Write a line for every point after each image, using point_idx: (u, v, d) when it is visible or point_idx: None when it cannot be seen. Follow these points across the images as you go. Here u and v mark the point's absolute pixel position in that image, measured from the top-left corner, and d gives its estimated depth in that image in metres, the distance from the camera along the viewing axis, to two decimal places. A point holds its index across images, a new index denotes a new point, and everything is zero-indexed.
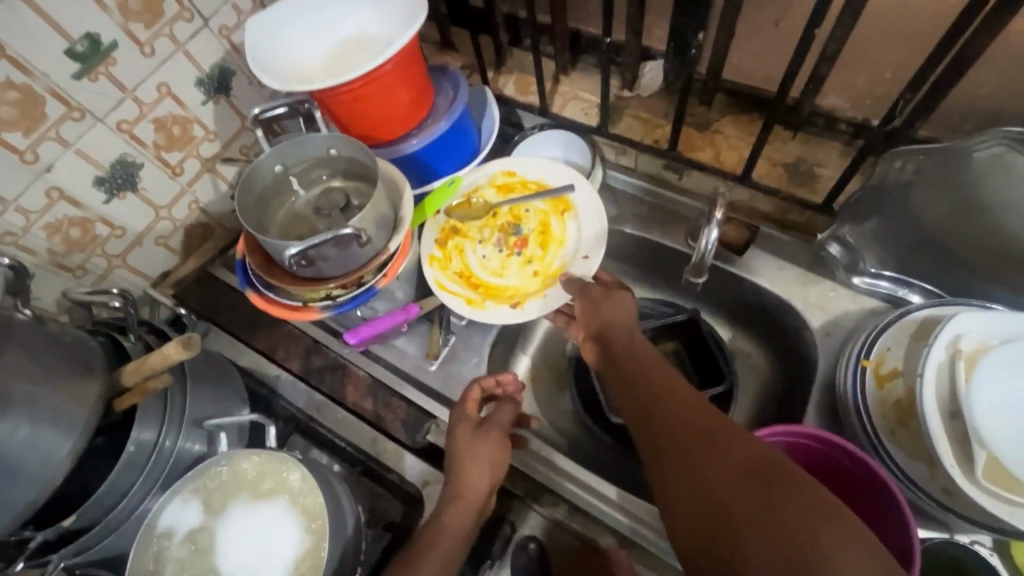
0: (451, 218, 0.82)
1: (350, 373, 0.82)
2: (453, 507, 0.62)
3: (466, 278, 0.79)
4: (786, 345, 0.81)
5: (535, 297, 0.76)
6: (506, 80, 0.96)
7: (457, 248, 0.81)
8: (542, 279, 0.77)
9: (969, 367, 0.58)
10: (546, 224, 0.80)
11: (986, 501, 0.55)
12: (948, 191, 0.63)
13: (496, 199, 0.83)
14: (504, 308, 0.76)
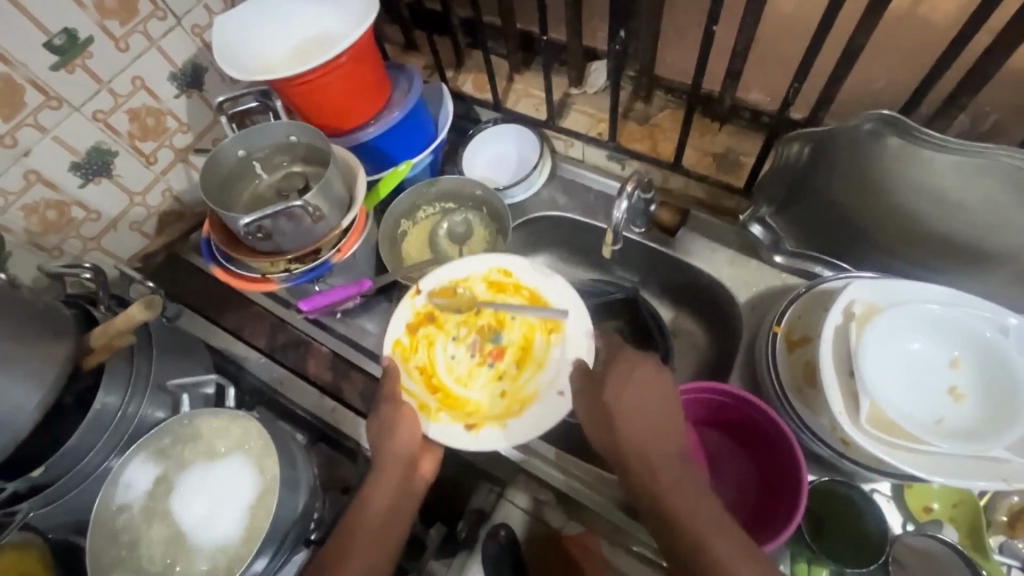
0: (430, 304, 0.80)
1: (313, 348, 0.88)
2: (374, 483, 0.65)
3: (428, 377, 0.77)
4: (718, 320, 0.88)
5: (493, 427, 0.72)
6: (464, 78, 1.03)
7: (427, 341, 0.79)
8: (508, 405, 0.74)
9: (857, 327, 0.65)
10: (528, 341, 0.77)
11: (873, 447, 0.60)
12: (842, 173, 0.70)
13: (483, 295, 0.81)
14: (457, 428, 0.72)
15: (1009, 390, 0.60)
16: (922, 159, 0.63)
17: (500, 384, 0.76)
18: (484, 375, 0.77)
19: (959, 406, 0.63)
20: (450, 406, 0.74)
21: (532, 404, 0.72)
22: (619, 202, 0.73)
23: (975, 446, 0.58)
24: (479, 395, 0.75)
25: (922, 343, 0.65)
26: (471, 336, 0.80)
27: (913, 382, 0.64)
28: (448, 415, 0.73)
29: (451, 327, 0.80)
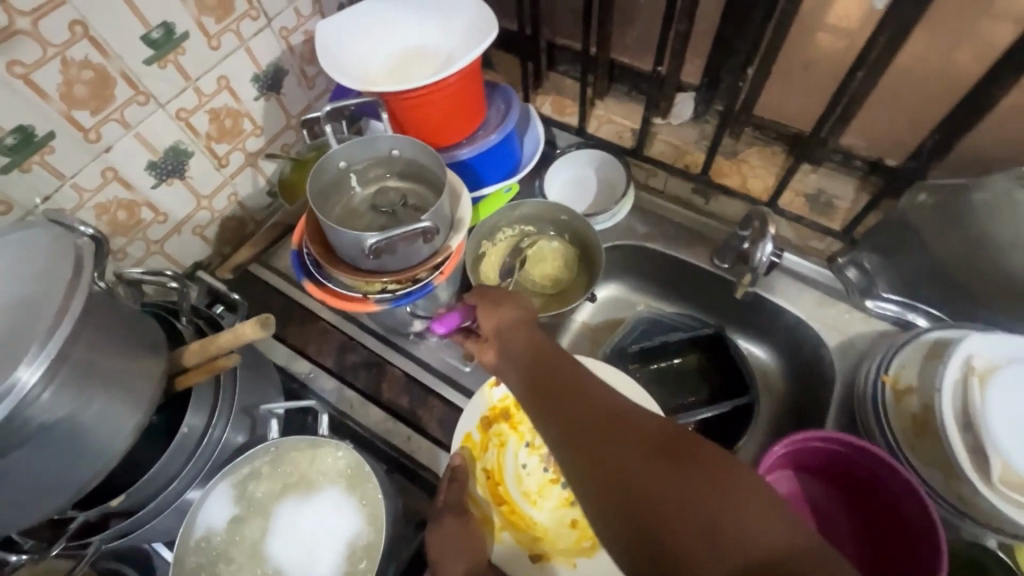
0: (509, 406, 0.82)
1: (386, 370, 0.83)
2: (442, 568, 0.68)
3: (495, 484, 0.81)
4: (799, 362, 0.87)
5: (559, 559, 0.75)
6: (543, 100, 1.02)
7: (499, 445, 0.82)
8: (576, 535, 0.77)
9: (985, 385, 0.63)
10: None
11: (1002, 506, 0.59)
12: (959, 226, 0.70)
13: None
14: (524, 554, 0.75)
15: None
16: None
17: (571, 509, 0.80)
18: (555, 498, 0.81)
19: None
20: (516, 525, 0.78)
21: (601, 543, 0.76)
22: (766, 244, 0.72)
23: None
24: (545, 518, 0.80)
25: None
26: (546, 448, 0.83)
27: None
28: (512, 534, 0.77)
29: (526, 432, 0.83)
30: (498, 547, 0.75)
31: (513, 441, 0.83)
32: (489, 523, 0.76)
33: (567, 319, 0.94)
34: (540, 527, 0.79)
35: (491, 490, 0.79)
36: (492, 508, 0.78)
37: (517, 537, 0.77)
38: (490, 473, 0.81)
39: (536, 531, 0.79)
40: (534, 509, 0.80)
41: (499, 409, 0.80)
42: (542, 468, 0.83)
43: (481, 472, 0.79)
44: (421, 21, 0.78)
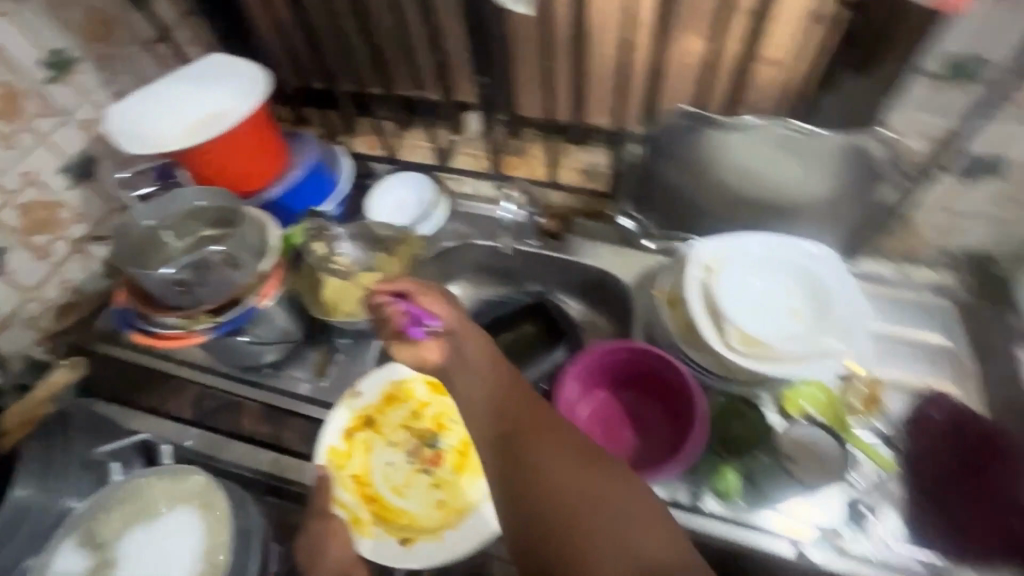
0: (367, 411, 0.86)
1: (243, 406, 0.88)
2: None
3: (362, 485, 0.82)
4: (613, 306, 1.01)
5: (429, 537, 0.77)
6: (357, 141, 1.15)
7: (364, 447, 0.84)
8: (443, 515, 0.79)
9: (714, 273, 0.81)
10: (468, 446, 0.85)
11: (740, 360, 0.74)
12: (675, 166, 0.89)
13: (424, 401, 0.88)
14: (393, 544, 0.77)
15: (827, 298, 0.78)
16: (725, 144, 0.84)
17: (436, 492, 0.81)
18: (422, 485, 0.82)
19: (799, 321, 0.78)
20: (385, 518, 0.79)
21: (465, 517, 0.78)
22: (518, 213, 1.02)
23: (808, 341, 0.75)
24: (414, 506, 0.81)
25: (769, 280, 0.80)
26: (410, 442, 0.86)
27: (768, 309, 0.78)
28: (382, 528, 0.79)
29: (389, 431, 0.86)
30: (367, 541, 0.77)
31: (378, 444, 0.85)
32: (356, 522, 0.78)
33: None
34: (409, 516, 0.80)
35: (357, 492, 0.81)
36: (360, 508, 0.80)
37: (386, 531, 0.78)
38: (355, 477, 0.82)
39: (406, 520, 0.79)
40: (403, 501, 0.81)
41: (360, 415, 0.85)
42: (407, 461, 0.84)
43: (346, 478, 0.81)
44: (212, 85, 0.88)
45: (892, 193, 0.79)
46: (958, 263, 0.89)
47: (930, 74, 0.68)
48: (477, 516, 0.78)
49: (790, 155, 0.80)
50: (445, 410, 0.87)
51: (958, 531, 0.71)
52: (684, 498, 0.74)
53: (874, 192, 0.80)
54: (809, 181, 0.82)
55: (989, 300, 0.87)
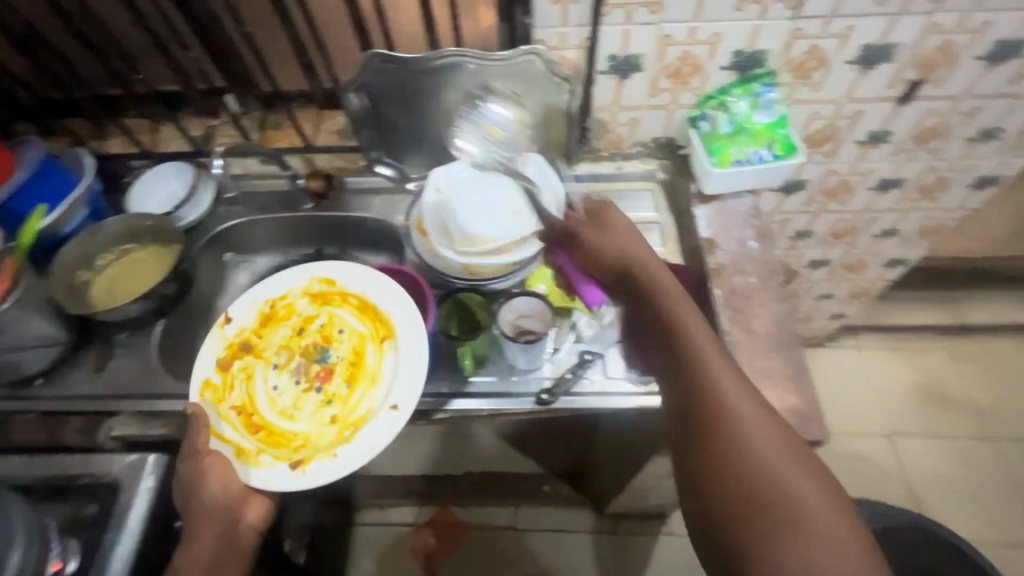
0: (245, 341, 0.89)
1: (15, 419, 0.87)
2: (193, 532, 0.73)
3: (247, 415, 0.84)
4: (393, 249, 1.11)
5: (324, 456, 0.79)
6: (112, 143, 1.14)
7: (246, 377, 0.87)
8: (337, 429, 0.81)
9: (443, 194, 0.94)
10: (359, 354, 0.87)
11: (458, 255, 0.90)
12: (395, 106, 0.97)
13: (305, 320, 0.92)
14: (283, 467, 0.78)
15: (535, 194, 0.92)
16: (426, 79, 0.93)
17: (327, 410, 0.84)
18: (311, 403, 0.84)
19: (516, 218, 0.92)
20: (274, 444, 0.81)
21: (363, 425, 0.81)
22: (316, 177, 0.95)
23: (521, 232, 0.91)
24: (305, 427, 0.82)
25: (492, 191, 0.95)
26: (294, 363, 0.89)
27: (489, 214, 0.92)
28: (272, 454, 0.80)
29: (271, 356, 0.89)
30: (255, 469, 0.78)
31: (258, 370, 0.88)
32: (243, 454, 0.79)
33: (207, 306, 1.07)
34: (302, 436, 0.81)
35: (241, 423, 0.82)
36: (246, 440, 0.81)
37: (276, 454, 0.80)
38: (239, 408, 0.84)
39: (297, 440, 0.81)
40: (294, 423, 0.83)
41: (236, 344, 0.89)
42: (293, 382, 0.87)
43: (228, 411, 0.83)
44: None
45: (571, 94, 0.93)
46: (654, 151, 1.08)
47: None
48: (372, 423, 0.80)
49: (482, 80, 0.92)
50: (327, 321, 0.91)
51: None
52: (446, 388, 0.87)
53: (560, 96, 0.94)
54: (508, 100, 0.95)
55: (679, 176, 1.06)
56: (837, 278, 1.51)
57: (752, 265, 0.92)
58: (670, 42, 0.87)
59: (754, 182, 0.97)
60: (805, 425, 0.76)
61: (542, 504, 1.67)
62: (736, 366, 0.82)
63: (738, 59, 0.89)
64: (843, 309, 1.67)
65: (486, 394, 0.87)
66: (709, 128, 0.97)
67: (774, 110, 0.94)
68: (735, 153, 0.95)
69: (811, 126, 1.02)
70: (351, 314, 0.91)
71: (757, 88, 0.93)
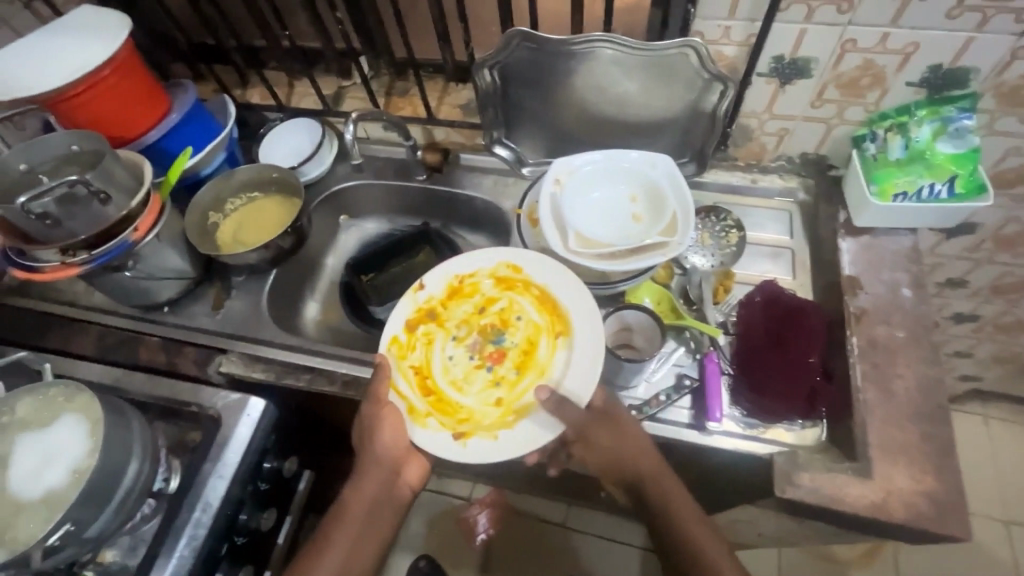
0: (432, 305, 0.88)
1: (143, 339, 0.95)
2: (364, 478, 0.79)
3: (421, 375, 0.83)
4: (497, 231, 1.09)
5: (484, 435, 0.77)
6: (252, 93, 1.19)
7: (426, 341, 0.86)
8: (502, 412, 0.79)
9: (562, 186, 0.88)
10: (533, 344, 0.83)
11: (580, 257, 0.82)
12: (527, 86, 0.92)
13: (489, 296, 0.88)
14: (447, 436, 0.78)
15: (662, 200, 0.86)
16: (567, 62, 0.87)
17: (494, 391, 0.81)
18: (481, 381, 0.82)
19: (637, 224, 0.86)
20: (442, 411, 0.80)
21: (525, 415, 0.78)
22: (497, 148, 1.02)
23: (641, 239, 0.83)
24: (471, 401, 0.81)
25: (610, 190, 0.89)
26: (472, 337, 0.86)
27: (608, 216, 0.87)
28: (438, 419, 0.79)
29: (452, 326, 0.87)
30: (421, 430, 0.78)
31: (439, 338, 0.86)
32: (413, 412, 0.80)
33: (315, 262, 1.11)
34: (466, 410, 0.80)
35: (416, 383, 0.82)
36: (417, 399, 0.81)
37: (441, 422, 0.79)
38: (417, 368, 0.84)
39: (462, 413, 0.80)
40: (461, 395, 0.82)
41: (423, 309, 0.88)
42: (468, 356, 0.85)
43: (407, 368, 0.83)
44: (71, 36, 0.89)
45: (722, 94, 0.84)
46: (799, 168, 0.96)
47: None
48: (535, 415, 0.77)
49: (624, 70, 0.85)
50: (509, 306, 0.87)
51: (770, 397, 0.77)
52: None
53: (707, 95, 0.86)
54: (650, 95, 0.88)
55: (825, 200, 0.94)
56: (981, 338, 1.31)
57: (900, 317, 0.80)
58: (852, 48, 0.75)
59: (921, 220, 0.84)
60: (940, 516, 0.66)
61: (595, 508, 1.63)
62: (866, 429, 0.71)
63: (933, 75, 0.76)
64: (979, 372, 1.46)
65: None
66: (876, 152, 0.84)
67: (966, 140, 0.79)
68: (902, 185, 0.82)
69: (1004, 162, 0.85)
70: (531, 304, 0.85)
71: (950, 111, 0.78)
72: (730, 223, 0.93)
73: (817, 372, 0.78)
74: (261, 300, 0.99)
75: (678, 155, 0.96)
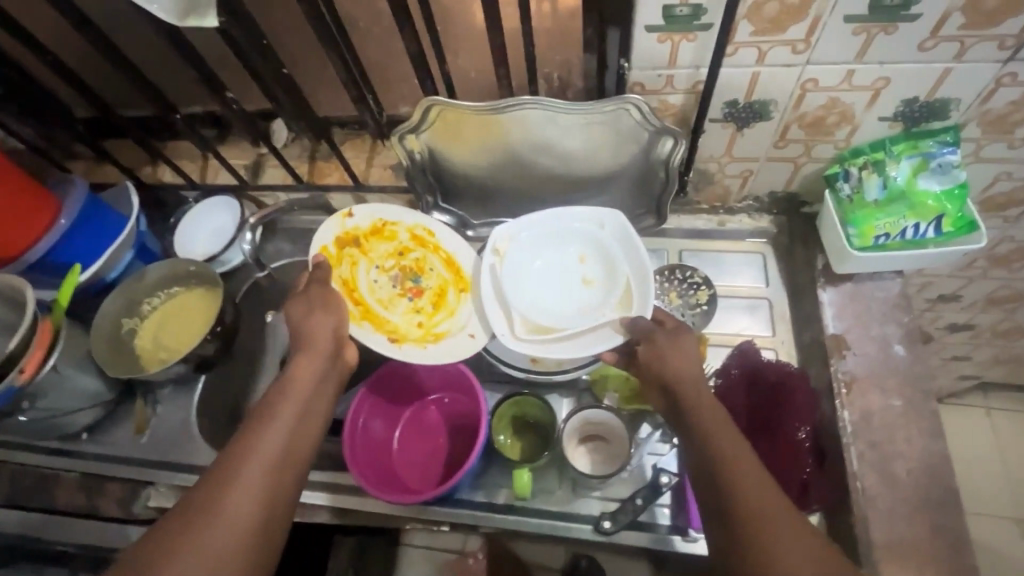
0: (356, 228, 0.80)
1: (62, 478, 0.85)
2: (301, 358, 0.65)
3: (349, 288, 0.78)
4: None
5: (414, 344, 0.77)
6: (163, 169, 1.07)
7: (352, 259, 0.79)
8: (425, 331, 0.79)
9: (502, 259, 0.77)
10: (450, 283, 0.82)
11: (532, 348, 0.72)
12: (454, 149, 0.81)
13: (408, 245, 0.82)
14: (379, 341, 0.75)
15: (614, 262, 0.77)
16: (486, 121, 0.76)
17: (419, 312, 0.80)
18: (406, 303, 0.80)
19: (590, 290, 0.77)
20: (371, 320, 0.77)
21: (448, 338, 0.78)
22: (435, 213, 0.92)
23: (599, 312, 0.75)
24: (397, 318, 0.79)
25: (552, 257, 0.79)
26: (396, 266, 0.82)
27: (556, 284, 0.78)
28: (368, 327, 0.76)
29: (376, 255, 0.82)
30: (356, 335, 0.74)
31: (365, 258, 0.81)
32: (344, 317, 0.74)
33: None
34: (393, 325, 0.78)
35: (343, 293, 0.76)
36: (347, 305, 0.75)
37: (372, 330, 0.76)
38: (342, 279, 0.78)
39: (388, 327, 0.77)
40: (387, 311, 0.79)
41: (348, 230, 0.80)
42: (393, 281, 0.81)
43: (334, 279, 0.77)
44: None
45: (674, 147, 0.74)
46: (769, 206, 0.86)
47: (650, 28, 0.61)
48: (456, 339, 0.78)
49: (556, 127, 0.75)
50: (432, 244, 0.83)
51: None
52: (502, 499, 0.74)
53: (657, 146, 0.75)
54: (586, 149, 0.78)
55: (801, 242, 0.84)
56: (981, 343, 1.23)
57: (893, 380, 0.71)
58: (814, 87, 0.65)
59: (908, 264, 0.75)
60: None
61: None
62: (863, 524, 0.64)
63: (910, 110, 0.66)
64: (979, 372, 1.38)
65: (541, 514, 0.73)
66: (851, 192, 0.74)
67: (951, 175, 0.69)
68: (884, 227, 0.72)
69: (994, 187, 0.76)
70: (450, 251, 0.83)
71: (930, 145, 0.69)
72: (697, 280, 0.83)
73: (807, 456, 0.70)
74: (189, 415, 0.88)
75: (634, 206, 0.85)
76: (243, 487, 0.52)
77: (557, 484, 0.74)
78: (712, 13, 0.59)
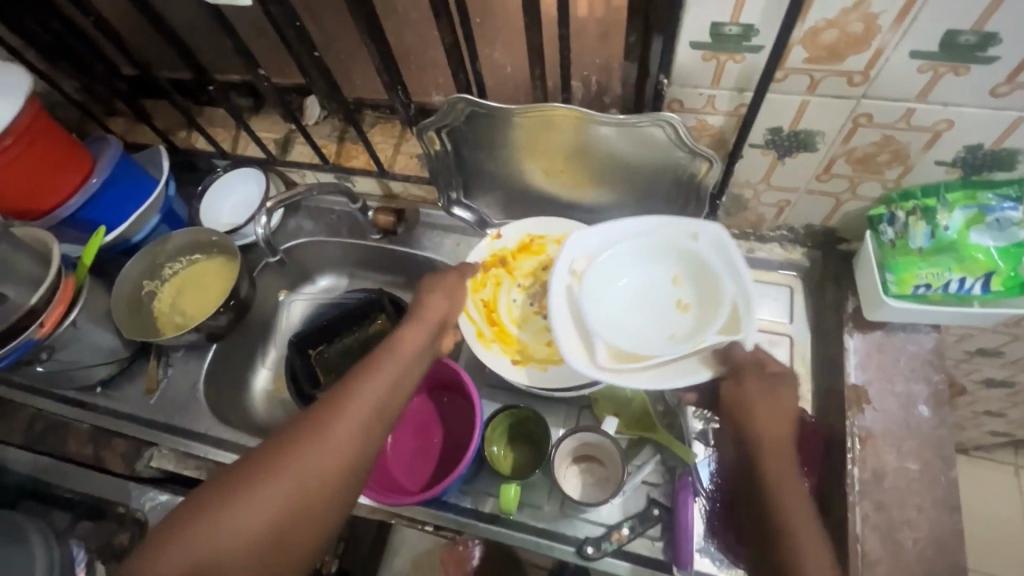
0: (504, 249, 0.85)
1: (73, 428, 0.88)
2: (410, 326, 0.68)
3: (487, 309, 0.82)
4: None
5: (538, 366, 0.78)
6: (196, 135, 1.07)
7: (496, 280, 0.84)
8: (552, 352, 0.79)
9: (580, 278, 0.73)
10: None
11: (611, 375, 0.67)
12: (480, 149, 0.79)
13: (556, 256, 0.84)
14: (505, 360, 0.79)
15: (711, 282, 0.71)
16: (512, 125, 0.73)
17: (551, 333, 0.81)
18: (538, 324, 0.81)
19: (685, 314, 0.72)
20: (504, 340, 0.80)
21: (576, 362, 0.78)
22: (456, 209, 0.90)
23: (691, 338, 0.69)
24: (529, 338, 0.81)
25: (637, 274, 0.75)
26: (536, 285, 0.84)
27: (641, 305, 0.73)
28: (500, 347, 0.80)
29: (520, 275, 0.85)
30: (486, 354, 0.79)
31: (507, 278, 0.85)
32: (479, 335, 0.80)
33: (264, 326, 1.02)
34: (523, 345, 0.80)
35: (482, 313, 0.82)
36: (482, 324, 0.81)
37: (502, 350, 0.79)
38: (483, 301, 0.83)
39: (518, 346, 0.80)
40: (520, 330, 0.81)
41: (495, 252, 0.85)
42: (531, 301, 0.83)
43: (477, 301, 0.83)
44: None
45: (709, 170, 0.70)
46: (804, 239, 0.81)
47: (696, 45, 0.57)
48: None
49: (586, 138, 0.72)
50: None
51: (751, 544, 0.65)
52: (489, 508, 0.74)
53: (691, 166, 0.71)
54: (615, 162, 0.75)
55: (834, 282, 0.79)
56: (1016, 401, 1.16)
57: (911, 442, 0.67)
58: (867, 123, 0.61)
59: (946, 320, 0.70)
60: None
61: None
62: None
63: (971, 158, 0.61)
64: (1010, 430, 1.30)
65: (527, 529, 0.72)
66: (894, 237, 0.69)
67: (1008, 233, 0.63)
68: (925, 277, 0.67)
69: None
70: None
71: (988, 198, 0.64)
72: None
73: None
74: (197, 383, 0.90)
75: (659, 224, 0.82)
76: (334, 430, 0.55)
77: (547, 501, 0.73)
78: (765, 35, 0.55)
